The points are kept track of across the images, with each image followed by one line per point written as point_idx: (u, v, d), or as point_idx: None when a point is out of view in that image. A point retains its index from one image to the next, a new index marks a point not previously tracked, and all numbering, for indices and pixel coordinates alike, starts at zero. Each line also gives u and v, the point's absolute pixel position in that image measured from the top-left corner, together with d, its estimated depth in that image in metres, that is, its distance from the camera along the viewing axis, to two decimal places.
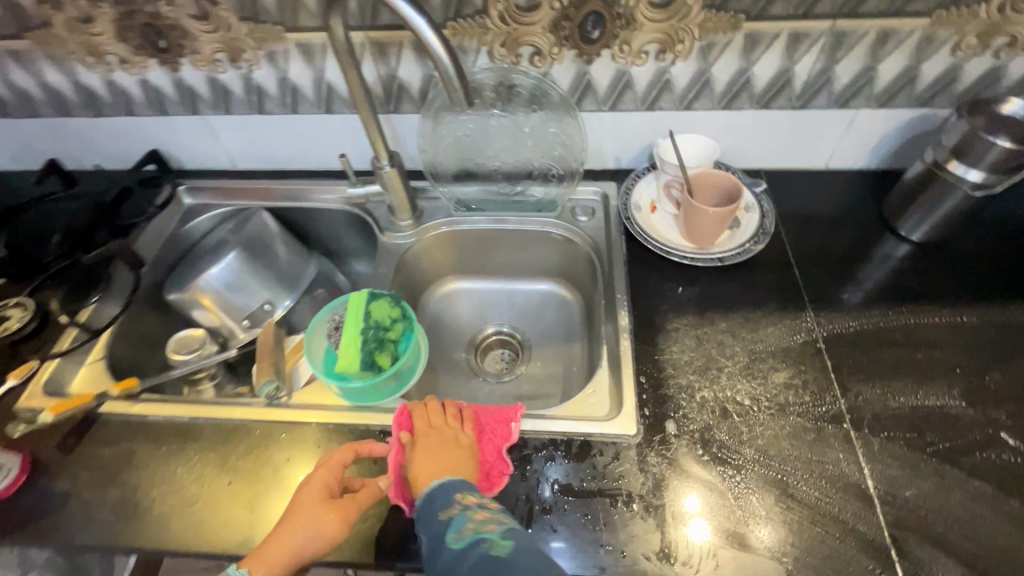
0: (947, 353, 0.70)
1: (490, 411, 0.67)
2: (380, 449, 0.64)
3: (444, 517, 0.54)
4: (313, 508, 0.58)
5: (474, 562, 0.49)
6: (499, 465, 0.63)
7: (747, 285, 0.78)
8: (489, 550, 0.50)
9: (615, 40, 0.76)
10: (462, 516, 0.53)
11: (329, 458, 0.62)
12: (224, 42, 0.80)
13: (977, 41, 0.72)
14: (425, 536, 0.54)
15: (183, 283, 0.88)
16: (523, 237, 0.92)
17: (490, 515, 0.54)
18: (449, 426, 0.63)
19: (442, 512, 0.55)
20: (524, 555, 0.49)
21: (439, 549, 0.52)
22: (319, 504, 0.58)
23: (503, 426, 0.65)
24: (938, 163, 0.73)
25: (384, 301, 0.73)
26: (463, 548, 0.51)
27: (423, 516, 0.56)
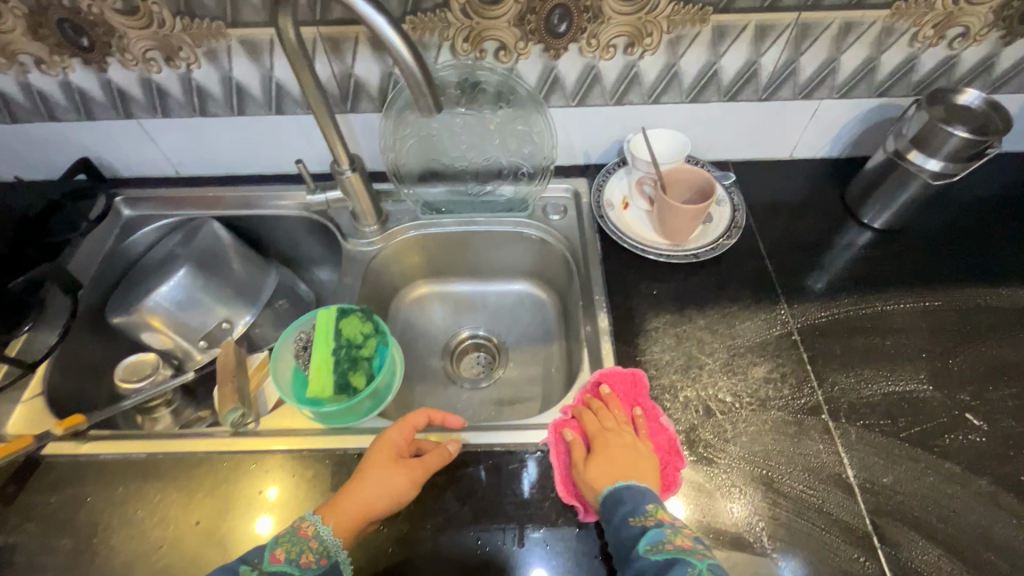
0: (913, 338, 0.72)
1: (646, 404, 0.66)
2: (454, 421, 0.67)
3: (638, 523, 0.53)
4: (386, 466, 0.59)
5: None
6: (674, 460, 0.62)
7: (722, 280, 0.78)
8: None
9: (583, 34, 0.73)
10: (661, 530, 0.52)
11: (402, 419, 0.64)
12: (157, 39, 0.72)
13: (933, 31, 0.74)
14: (614, 537, 0.54)
15: (129, 305, 0.81)
16: (494, 238, 0.89)
17: (691, 541, 0.52)
18: (623, 428, 0.62)
19: (633, 517, 0.54)
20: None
21: (631, 551, 0.52)
22: (392, 463, 0.60)
23: (658, 420, 0.64)
24: (898, 152, 0.74)
25: (355, 317, 0.68)
26: (663, 565, 0.49)
27: (610, 517, 0.55)
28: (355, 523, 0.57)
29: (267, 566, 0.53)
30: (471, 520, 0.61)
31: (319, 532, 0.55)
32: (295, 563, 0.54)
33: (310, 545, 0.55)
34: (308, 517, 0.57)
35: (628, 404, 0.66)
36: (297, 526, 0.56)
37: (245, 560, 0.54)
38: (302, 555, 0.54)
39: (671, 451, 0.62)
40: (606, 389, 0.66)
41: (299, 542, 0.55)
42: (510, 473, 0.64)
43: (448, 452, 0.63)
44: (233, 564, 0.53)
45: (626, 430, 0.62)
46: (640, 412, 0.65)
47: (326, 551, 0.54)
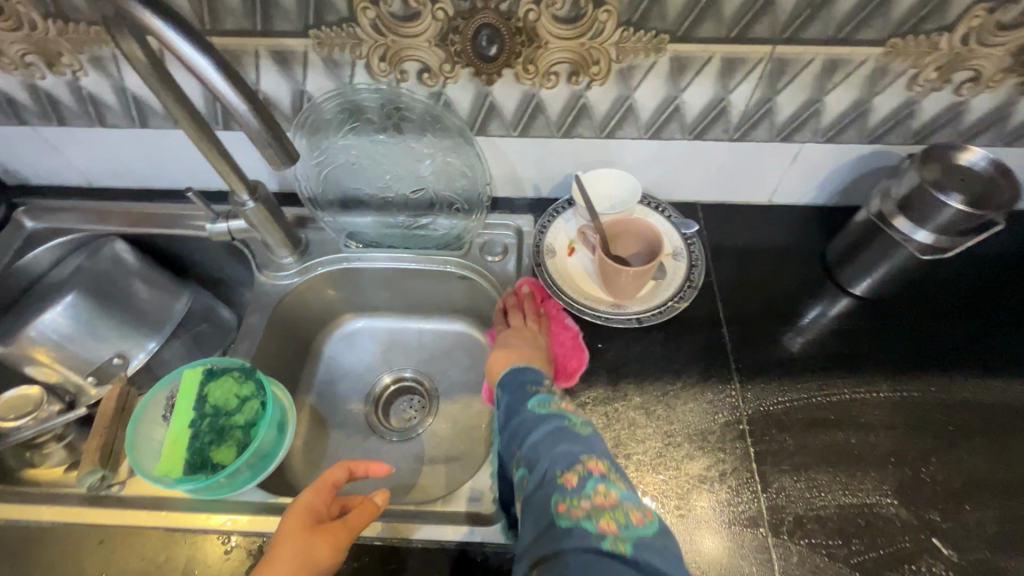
0: (883, 437, 0.62)
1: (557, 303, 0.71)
2: (380, 470, 0.58)
3: (531, 389, 0.56)
4: (299, 535, 0.50)
5: (551, 428, 0.50)
6: (575, 354, 0.67)
7: (668, 348, 0.68)
8: (567, 425, 0.50)
9: (518, 58, 0.62)
10: (550, 396, 0.55)
11: (318, 479, 0.55)
12: (32, 43, 0.64)
13: (936, 74, 0.62)
14: (505, 399, 0.56)
15: (8, 335, 0.73)
16: (425, 278, 0.80)
17: (575, 407, 0.55)
18: (527, 323, 0.67)
19: (530, 385, 0.56)
20: (594, 440, 0.50)
21: (517, 406, 0.55)
22: (307, 530, 0.51)
23: (563, 320, 0.69)
24: (882, 216, 0.63)
25: (228, 378, 0.60)
26: (545, 415, 0.52)
27: (509, 385, 0.58)
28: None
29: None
30: None
31: None
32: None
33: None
34: None
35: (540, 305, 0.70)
36: None
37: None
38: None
39: (573, 346, 0.67)
40: (525, 292, 0.71)
41: None
42: (390, 574, 0.56)
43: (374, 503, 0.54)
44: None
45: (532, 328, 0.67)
46: (549, 312, 0.70)
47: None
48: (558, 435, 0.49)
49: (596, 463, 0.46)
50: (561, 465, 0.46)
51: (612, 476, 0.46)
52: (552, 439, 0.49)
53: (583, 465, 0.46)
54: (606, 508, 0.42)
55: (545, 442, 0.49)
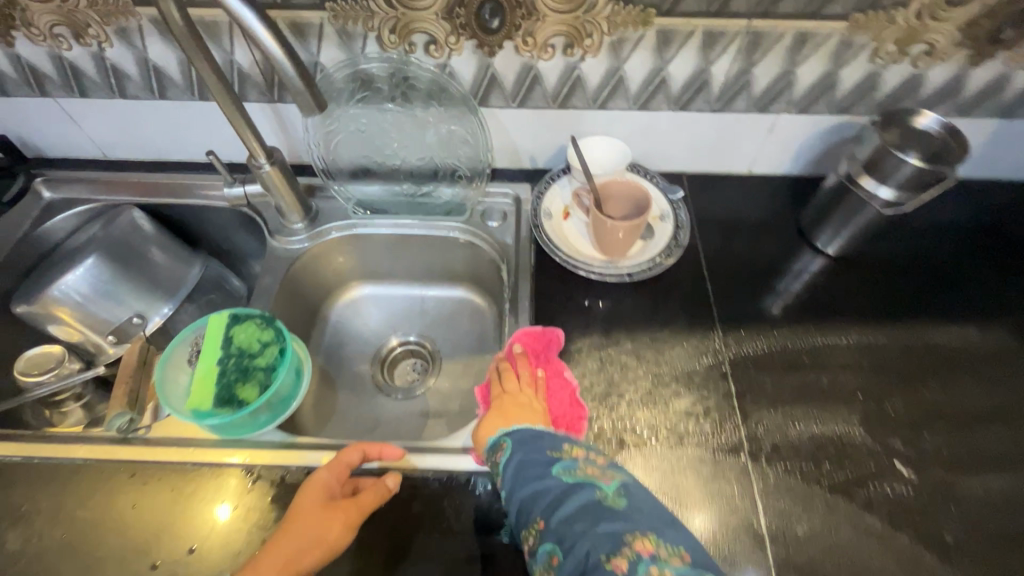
0: (851, 376, 0.68)
1: (551, 356, 0.68)
2: (392, 453, 0.62)
3: (553, 456, 0.52)
4: (313, 513, 0.55)
5: (582, 502, 0.46)
6: (576, 411, 0.63)
7: (656, 301, 0.74)
8: (601, 498, 0.46)
9: (518, 31, 0.68)
10: (574, 463, 0.50)
11: (335, 457, 0.60)
12: (62, 14, 0.68)
13: (895, 47, 0.68)
14: (519, 461, 0.52)
15: (32, 294, 0.76)
16: (428, 243, 0.85)
17: (604, 469, 0.50)
18: (524, 386, 0.63)
19: (550, 450, 0.52)
20: (635, 511, 0.45)
21: (534, 468, 0.51)
22: (321, 508, 0.55)
23: (560, 375, 0.66)
24: (850, 177, 0.69)
25: (251, 323, 0.64)
26: (573, 486, 0.48)
27: (520, 446, 0.54)
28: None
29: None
30: (350, 555, 0.57)
31: None
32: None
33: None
34: None
35: (534, 363, 0.66)
36: None
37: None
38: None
39: (572, 403, 0.64)
40: (519, 349, 0.67)
41: None
42: (403, 500, 0.60)
43: (384, 492, 0.58)
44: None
45: (528, 390, 0.63)
46: (544, 371, 0.66)
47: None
48: (591, 510, 0.45)
49: (643, 539, 0.42)
50: (603, 548, 0.42)
51: (665, 552, 0.42)
52: (587, 519, 0.45)
53: (630, 546, 0.42)
54: None
55: (578, 520, 0.45)
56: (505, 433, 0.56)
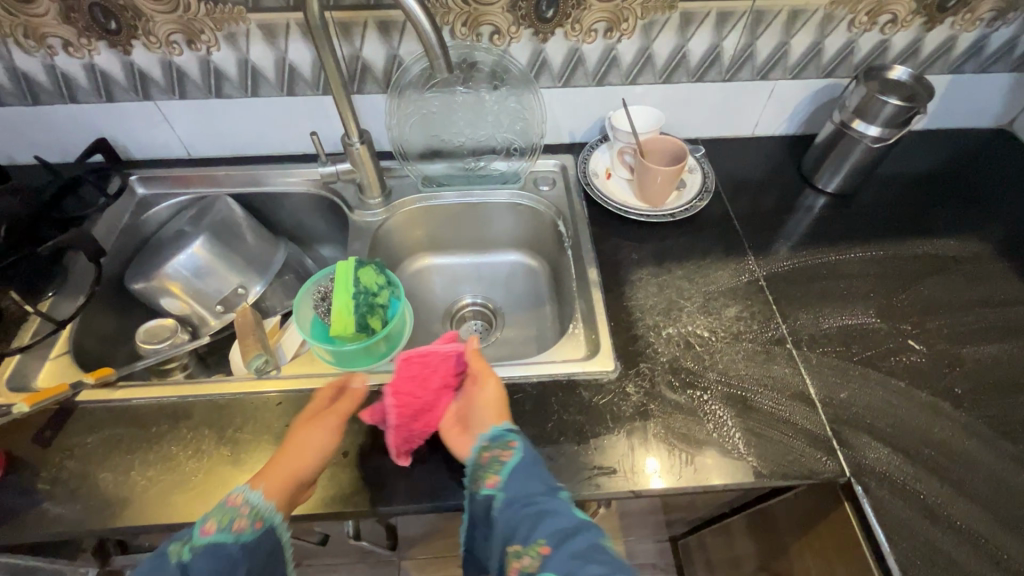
0: (862, 281, 0.83)
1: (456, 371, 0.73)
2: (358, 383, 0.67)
3: (553, 485, 0.56)
4: (306, 427, 0.62)
5: (588, 544, 0.50)
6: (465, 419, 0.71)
7: (696, 237, 0.88)
8: (607, 545, 0.51)
9: (568, 19, 0.83)
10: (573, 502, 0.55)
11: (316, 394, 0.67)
12: (181, 23, 0.79)
13: (867, 18, 0.86)
14: (524, 475, 0.56)
15: (148, 272, 0.86)
16: (489, 210, 0.97)
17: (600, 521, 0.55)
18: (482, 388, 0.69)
19: (551, 478, 0.57)
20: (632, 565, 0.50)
21: (543, 491, 0.55)
22: (308, 422, 0.63)
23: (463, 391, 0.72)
24: (844, 122, 0.86)
25: (371, 267, 0.74)
26: (584, 522, 0.52)
27: (528, 457, 0.58)
28: (285, 483, 0.57)
29: (198, 539, 0.51)
30: None
31: (248, 498, 0.54)
32: (228, 530, 0.52)
33: (241, 511, 0.53)
34: (237, 488, 0.56)
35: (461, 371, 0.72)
36: (224, 499, 0.55)
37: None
38: (234, 521, 0.53)
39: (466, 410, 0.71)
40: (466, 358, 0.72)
41: (227, 511, 0.53)
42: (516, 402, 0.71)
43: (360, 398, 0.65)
44: (162, 547, 0.50)
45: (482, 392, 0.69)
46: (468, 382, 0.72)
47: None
48: (601, 554, 0.50)
49: None
50: None
51: None
52: (598, 560, 0.49)
53: None
54: None
55: (588, 558, 0.49)
56: (510, 429, 0.61)
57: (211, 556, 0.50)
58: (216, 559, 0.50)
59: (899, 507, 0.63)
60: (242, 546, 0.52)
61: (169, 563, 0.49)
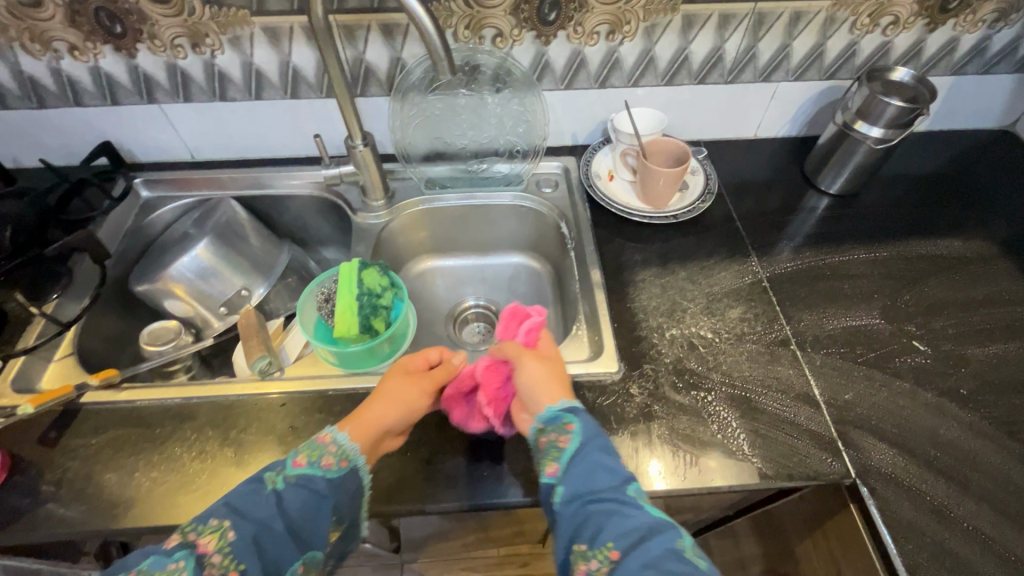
0: (867, 282, 0.83)
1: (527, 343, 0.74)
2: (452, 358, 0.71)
3: (621, 480, 0.56)
4: (396, 380, 0.66)
5: (662, 549, 0.49)
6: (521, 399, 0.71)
7: (699, 238, 0.88)
8: (682, 549, 0.49)
9: (570, 22, 0.83)
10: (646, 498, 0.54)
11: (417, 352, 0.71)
12: (186, 26, 0.79)
13: (869, 20, 0.86)
14: (588, 468, 0.56)
15: (152, 274, 0.86)
16: (493, 212, 0.97)
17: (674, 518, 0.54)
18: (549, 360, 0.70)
19: (619, 471, 0.57)
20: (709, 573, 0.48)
21: (611, 487, 0.55)
22: (405, 377, 0.67)
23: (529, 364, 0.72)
24: (847, 124, 0.86)
25: (375, 269, 0.74)
26: (656, 525, 0.51)
27: (592, 447, 0.58)
28: (368, 431, 0.62)
29: (290, 470, 0.58)
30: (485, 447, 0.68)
31: (336, 438, 0.61)
32: (317, 465, 0.58)
33: (329, 449, 0.60)
34: (329, 429, 0.62)
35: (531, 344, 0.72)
36: (317, 437, 0.62)
37: (213, 513, 0.53)
38: (323, 458, 0.59)
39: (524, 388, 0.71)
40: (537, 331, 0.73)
41: (318, 449, 0.60)
42: None
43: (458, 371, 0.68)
44: (259, 474, 0.58)
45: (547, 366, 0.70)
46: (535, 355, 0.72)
47: (233, 563, 0.51)
48: (674, 558, 0.48)
49: None
50: None
51: None
52: (670, 567, 0.47)
53: None
54: None
55: (659, 565, 0.47)
56: (567, 411, 0.61)
57: (300, 486, 0.56)
58: (305, 489, 0.56)
59: (906, 508, 0.62)
60: (328, 482, 0.58)
61: (266, 488, 0.56)
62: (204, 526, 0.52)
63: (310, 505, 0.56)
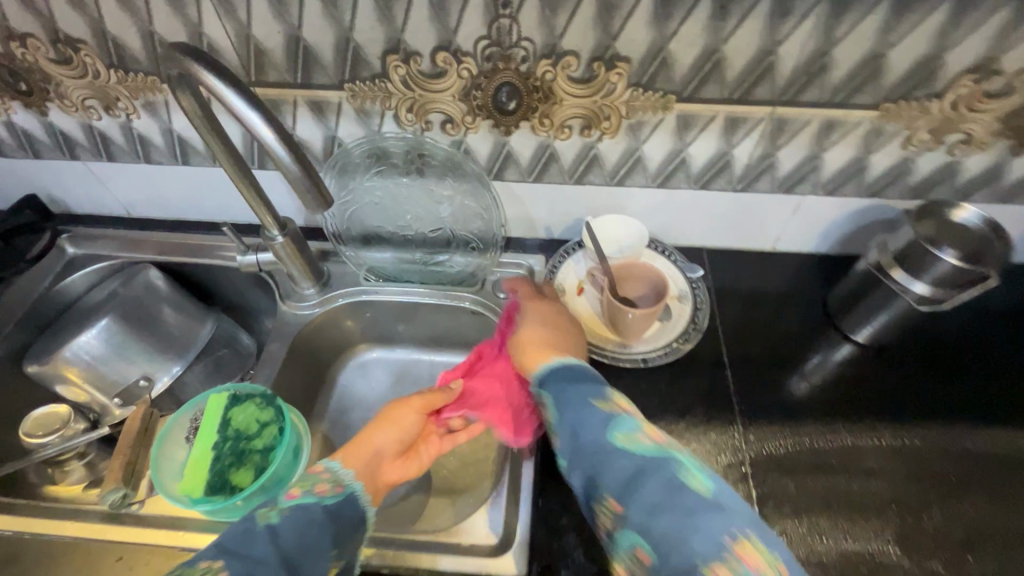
0: (884, 484, 0.63)
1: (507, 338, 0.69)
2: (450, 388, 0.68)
3: (603, 416, 0.47)
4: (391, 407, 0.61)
5: (658, 485, 0.41)
6: None
7: (673, 388, 0.70)
8: (677, 478, 0.41)
9: (535, 113, 0.67)
10: (633, 424, 0.46)
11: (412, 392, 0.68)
12: (94, 89, 0.70)
13: (929, 136, 0.65)
14: (571, 423, 0.48)
15: (46, 354, 0.77)
16: (437, 313, 0.82)
17: (666, 436, 0.46)
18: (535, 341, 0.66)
19: (599, 407, 0.48)
20: (717, 498, 0.41)
21: (596, 439, 0.46)
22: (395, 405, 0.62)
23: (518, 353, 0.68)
24: (881, 267, 0.67)
25: (249, 404, 0.63)
26: (646, 460, 0.43)
27: (565, 402, 0.49)
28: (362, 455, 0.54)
29: (284, 502, 0.47)
30: None
31: (330, 466, 0.52)
32: (311, 492, 0.48)
33: (321, 476, 0.50)
34: (317, 463, 0.53)
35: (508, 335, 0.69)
36: (305, 472, 0.52)
37: (201, 555, 0.42)
38: (316, 485, 0.49)
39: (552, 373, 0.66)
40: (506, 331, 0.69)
41: (310, 479, 0.50)
42: None
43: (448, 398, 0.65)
44: (248, 512, 0.46)
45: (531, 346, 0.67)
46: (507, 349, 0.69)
47: None
48: (670, 495, 0.40)
49: (742, 543, 0.38)
50: (696, 549, 0.38)
51: (760, 558, 0.38)
52: (672, 508, 0.40)
53: (730, 555, 0.37)
54: None
55: (661, 507, 0.40)
56: (538, 385, 0.53)
57: (297, 517, 0.45)
58: (301, 519, 0.45)
59: None
60: (326, 508, 0.47)
61: (256, 524, 0.45)
62: (190, 569, 0.40)
63: (310, 536, 0.45)
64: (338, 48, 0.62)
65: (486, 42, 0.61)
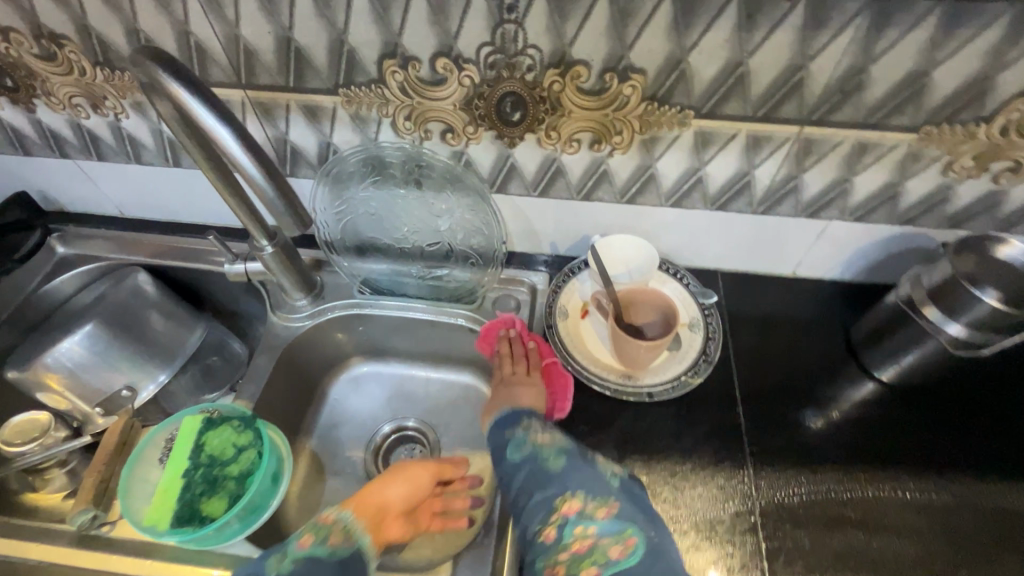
0: (908, 544, 0.57)
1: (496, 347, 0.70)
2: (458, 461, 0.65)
3: (507, 435, 0.56)
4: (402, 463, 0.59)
5: (526, 476, 0.50)
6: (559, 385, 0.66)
7: (679, 424, 0.65)
8: (540, 466, 0.51)
9: (541, 124, 0.63)
10: (522, 435, 0.55)
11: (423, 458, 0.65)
12: (81, 87, 0.67)
13: (973, 162, 0.60)
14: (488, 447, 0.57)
15: (26, 359, 0.73)
16: (432, 330, 0.78)
17: (550, 433, 0.54)
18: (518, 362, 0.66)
19: (504, 430, 0.57)
20: (568, 473, 0.49)
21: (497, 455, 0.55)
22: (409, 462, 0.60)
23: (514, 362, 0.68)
24: (912, 303, 0.62)
25: (227, 427, 0.60)
26: (521, 460, 0.52)
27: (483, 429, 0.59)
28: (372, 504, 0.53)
29: (296, 552, 0.46)
30: None
31: (341, 516, 0.50)
32: (324, 544, 0.47)
33: (334, 527, 0.49)
34: (327, 508, 0.52)
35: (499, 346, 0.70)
36: (316, 517, 0.51)
37: None
38: (330, 535, 0.48)
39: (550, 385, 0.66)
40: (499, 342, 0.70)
41: (322, 528, 0.49)
42: None
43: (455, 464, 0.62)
44: (259, 558, 0.47)
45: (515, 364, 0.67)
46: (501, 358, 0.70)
47: None
48: (533, 481, 0.50)
49: (571, 503, 0.47)
50: (540, 518, 0.47)
51: (590, 508, 0.46)
52: (534, 491, 0.49)
53: (560, 514, 0.46)
54: (587, 552, 0.44)
55: (526, 493, 0.49)
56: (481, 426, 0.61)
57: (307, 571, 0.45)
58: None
59: None
60: (337, 562, 0.47)
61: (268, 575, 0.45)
62: None
63: None
64: (332, 51, 0.58)
65: (489, 49, 0.56)
